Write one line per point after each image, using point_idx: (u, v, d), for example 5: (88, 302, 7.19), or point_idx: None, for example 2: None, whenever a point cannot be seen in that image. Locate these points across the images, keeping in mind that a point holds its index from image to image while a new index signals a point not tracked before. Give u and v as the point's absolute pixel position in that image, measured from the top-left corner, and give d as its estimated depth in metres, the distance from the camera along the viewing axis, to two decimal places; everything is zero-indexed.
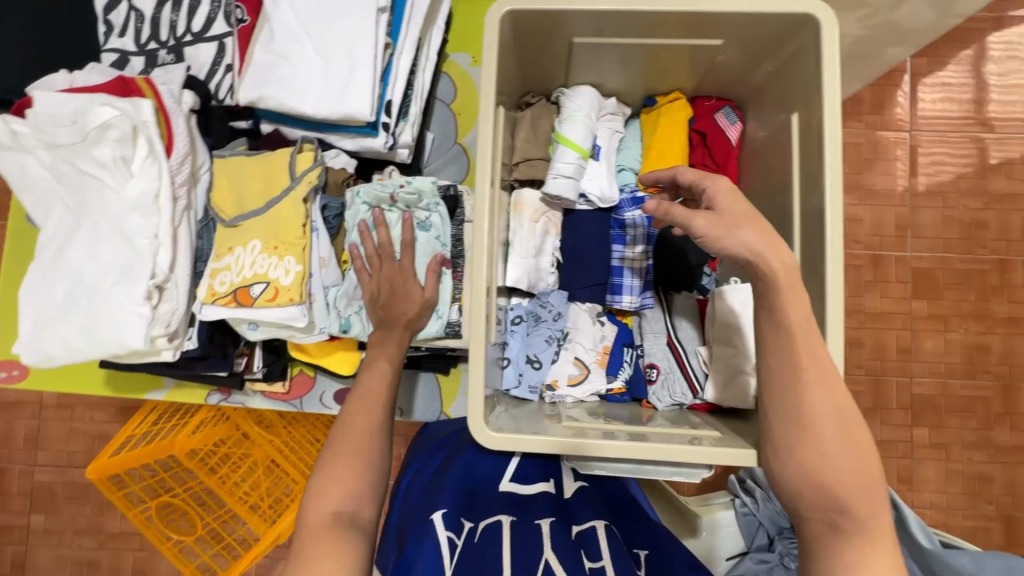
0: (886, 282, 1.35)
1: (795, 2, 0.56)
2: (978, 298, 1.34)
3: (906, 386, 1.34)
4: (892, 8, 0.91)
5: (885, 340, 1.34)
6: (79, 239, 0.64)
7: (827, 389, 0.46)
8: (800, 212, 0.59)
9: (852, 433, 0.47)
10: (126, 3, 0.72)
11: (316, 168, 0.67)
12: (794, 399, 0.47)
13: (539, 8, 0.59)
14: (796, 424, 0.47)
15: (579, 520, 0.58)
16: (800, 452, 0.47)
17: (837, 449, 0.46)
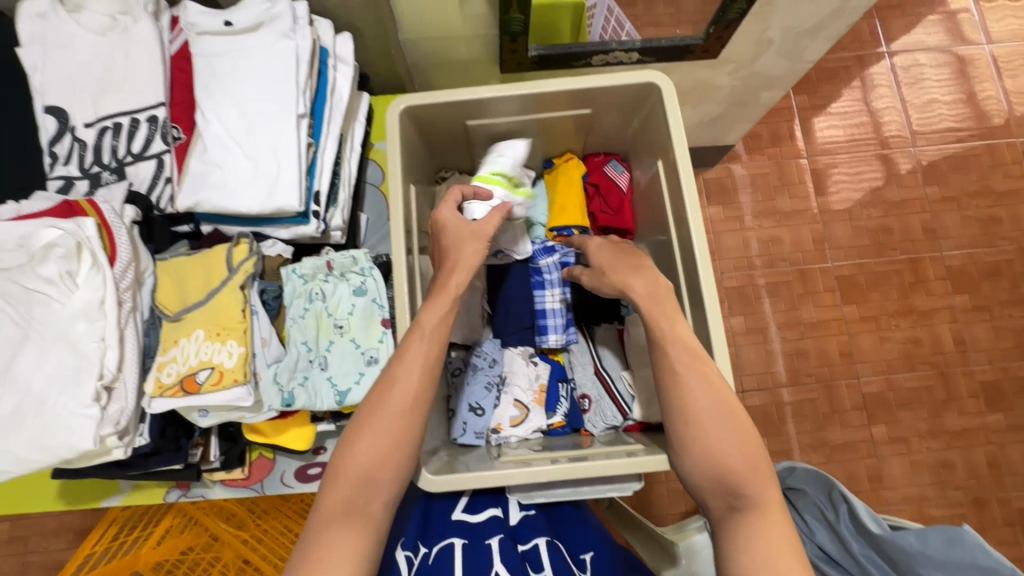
0: (816, 293, 1.47)
1: (639, 75, 0.69)
2: (900, 295, 1.47)
3: (855, 387, 1.42)
4: (754, 62, 1.08)
5: (827, 347, 1.44)
6: (25, 353, 0.67)
7: (699, 381, 0.54)
8: (676, 242, 0.69)
9: (732, 415, 0.53)
10: (69, 135, 0.80)
11: (252, 258, 0.74)
12: (674, 395, 0.55)
13: (433, 102, 0.70)
14: (680, 417, 0.54)
15: (525, 538, 0.64)
16: (688, 441, 0.53)
17: (720, 432, 0.52)
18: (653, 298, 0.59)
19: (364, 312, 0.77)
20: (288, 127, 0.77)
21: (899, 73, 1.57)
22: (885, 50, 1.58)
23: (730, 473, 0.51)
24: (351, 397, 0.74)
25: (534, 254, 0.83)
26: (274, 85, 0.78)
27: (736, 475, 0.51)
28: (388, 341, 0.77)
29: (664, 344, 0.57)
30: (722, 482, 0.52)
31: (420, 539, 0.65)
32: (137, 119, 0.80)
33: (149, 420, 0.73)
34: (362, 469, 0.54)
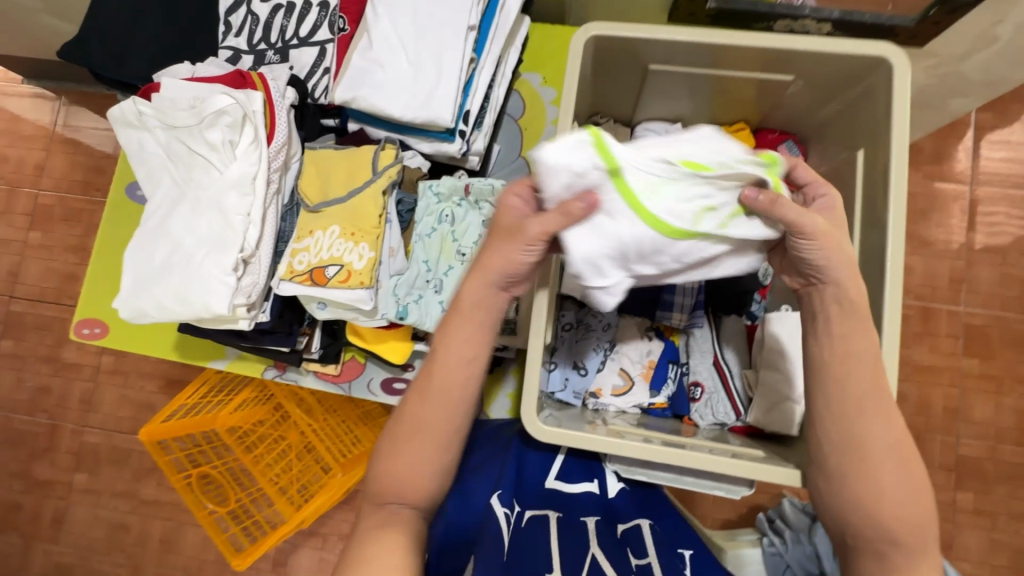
0: (935, 336, 1.31)
1: (868, 45, 0.59)
2: None
3: (951, 446, 1.29)
4: (959, 61, 0.91)
5: (931, 397, 1.30)
6: (181, 211, 0.71)
7: (883, 413, 0.50)
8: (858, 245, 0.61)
9: (905, 456, 0.50)
10: (245, 7, 0.81)
11: (396, 165, 0.73)
12: (850, 423, 0.51)
13: (620, 36, 0.64)
14: (851, 441, 0.50)
15: (624, 520, 0.62)
16: (853, 472, 0.50)
17: (893, 470, 0.49)
18: (849, 304, 0.51)
19: None
20: (455, 37, 0.73)
21: None
22: None
23: (890, 511, 0.49)
24: None
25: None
26: None
27: (896, 515, 0.49)
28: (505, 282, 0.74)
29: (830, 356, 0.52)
30: (880, 521, 0.49)
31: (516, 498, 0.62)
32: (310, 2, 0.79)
33: (274, 298, 0.75)
34: (433, 406, 0.55)
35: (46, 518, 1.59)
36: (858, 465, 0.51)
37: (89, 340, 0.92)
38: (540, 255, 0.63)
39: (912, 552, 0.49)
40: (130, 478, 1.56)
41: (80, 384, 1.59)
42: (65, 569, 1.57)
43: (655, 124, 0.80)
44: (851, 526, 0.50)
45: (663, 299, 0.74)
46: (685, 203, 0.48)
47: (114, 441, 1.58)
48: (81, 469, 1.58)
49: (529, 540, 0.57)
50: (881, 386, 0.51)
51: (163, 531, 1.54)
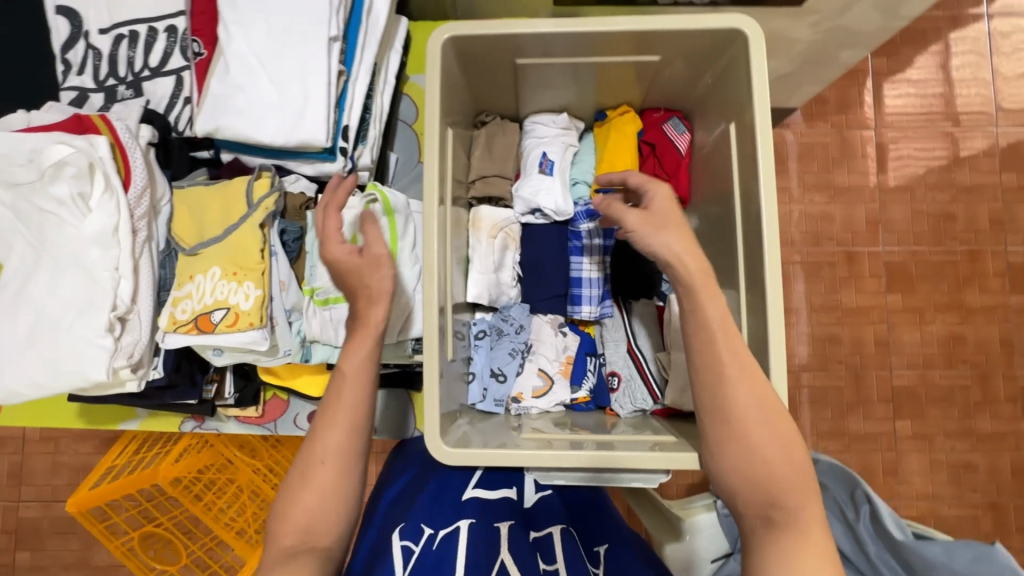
0: (860, 278, 1.37)
1: (722, 18, 0.59)
2: (951, 289, 1.37)
3: (886, 379, 1.35)
4: (838, 16, 0.94)
5: (863, 335, 1.36)
6: (40, 276, 0.65)
7: (748, 381, 0.51)
8: (740, 217, 0.62)
9: (777, 420, 0.51)
10: (84, 41, 0.73)
11: (274, 193, 0.69)
12: (718, 396, 0.51)
13: (481, 34, 0.61)
14: (720, 414, 0.51)
15: (538, 526, 0.60)
16: (726, 443, 0.51)
17: (766, 435, 0.50)
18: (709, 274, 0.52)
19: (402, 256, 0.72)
20: (317, 50, 0.70)
21: (996, 39, 1.38)
22: (985, 11, 1.38)
23: (772, 479, 0.50)
24: None
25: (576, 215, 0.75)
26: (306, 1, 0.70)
27: (775, 482, 0.50)
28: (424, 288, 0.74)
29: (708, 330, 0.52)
30: (760, 490, 0.50)
31: (425, 521, 0.60)
32: (156, 28, 0.73)
33: (164, 353, 0.70)
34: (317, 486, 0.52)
35: None
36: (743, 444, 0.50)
37: None
38: (424, 268, 0.57)
39: (807, 521, 0.49)
40: (78, 547, 1.47)
41: (6, 458, 1.48)
42: None
43: (542, 116, 0.78)
44: (737, 495, 0.51)
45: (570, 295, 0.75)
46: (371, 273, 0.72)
47: (54, 512, 1.48)
48: (21, 547, 1.47)
49: (431, 563, 0.56)
50: (743, 357, 0.52)
51: None
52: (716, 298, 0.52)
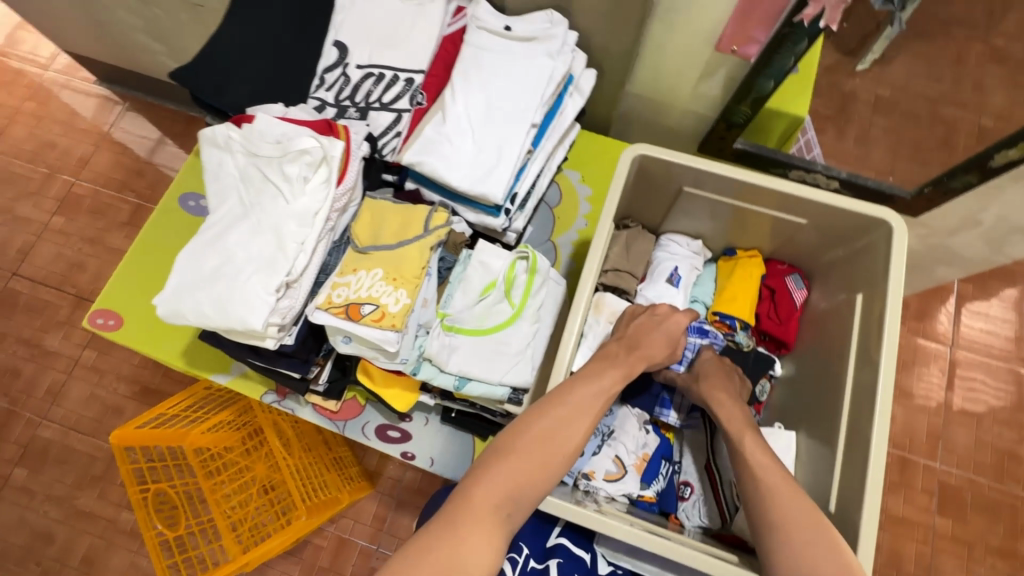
0: (911, 488, 1.34)
1: (874, 207, 0.68)
2: (1006, 535, 1.30)
3: None
4: (947, 233, 1.12)
5: (904, 550, 1.30)
6: (240, 230, 0.77)
7: (789, 498, 0.57)
8: (850, 387, 0.68)
9: (825, 534, 0.55)
10: (341, 68, 0.90)
11: (446, 227, 0.80)
12: (762, 511, 0.58)
13: (667, 159, 0.74)
14: (766, 526, 0.57)
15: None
16: (777, 554, 0.55)
17: (817, 547, 0.54)
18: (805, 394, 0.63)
19: (530, 312, 0.81)
20: (520, 130, 0.84)
21: None
22: None
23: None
24: (469, 388, 0.79)
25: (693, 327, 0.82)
26: (523, 92, 0.85)
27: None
28: (536, 347, 0.81)
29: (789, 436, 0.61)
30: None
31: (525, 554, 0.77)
32: (398, 76, 0.89)
33: (302, 324, 0.78)
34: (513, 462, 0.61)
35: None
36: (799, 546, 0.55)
37: (102, 331, 0.95)
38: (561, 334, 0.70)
39: None
40: None
41: None
42: None
43: (679, 236, 0.88)
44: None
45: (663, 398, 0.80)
46: (495, 318, 0.80)
47: None
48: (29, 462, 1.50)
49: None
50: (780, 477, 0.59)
51: None
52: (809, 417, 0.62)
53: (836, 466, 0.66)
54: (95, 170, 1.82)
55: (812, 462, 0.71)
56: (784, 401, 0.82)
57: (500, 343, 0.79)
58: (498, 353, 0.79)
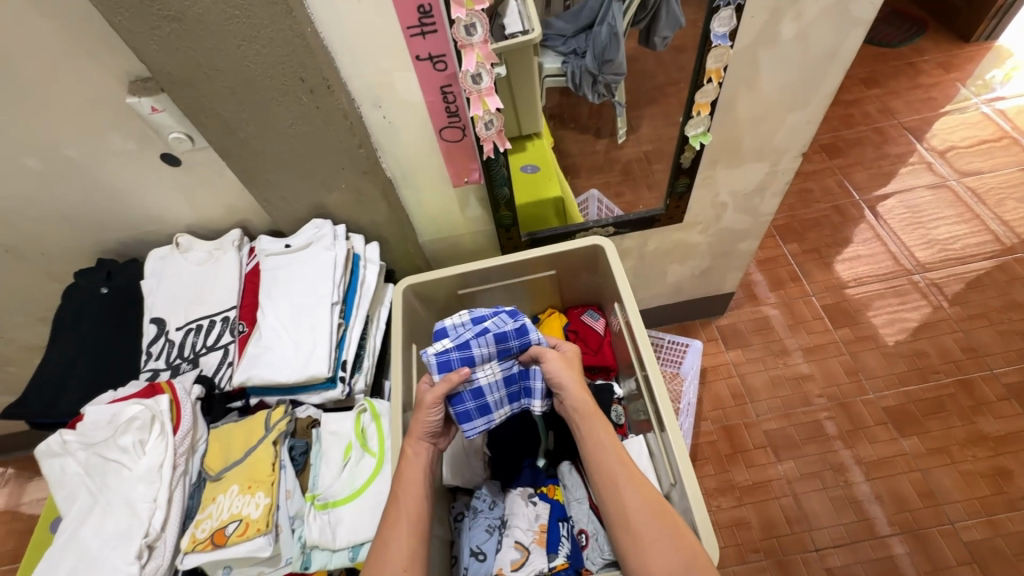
0: (867, 428, 1.68)
1: (583, 239, 0.91)
2: (965, 421, 1.66)
3: (952, 533, 1.50)
4: (717, 221, 1.44)
5: (901, 489, 1.58)
6: (91, 517, 0.78)
7: (642, 497, 0.67)
8: (642, 378, 0.82)
9: (670, 523, 0.65)
10: (163, 337, 1.02)
11: (286, 417, 0.88)
12: (622, 508, 0.67)
13: (430, 278, 0.92)
14: (629, 529, 0.66)
15: None
16: (640, 549, 0.64)
17: (653, 527, 0.65)
18: (584, 407, 0.75)
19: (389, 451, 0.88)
20: (324, 311, 0.97)
21: (884, 223, 2.08)
22: (833, 216, 2.12)
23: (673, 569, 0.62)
24: (364, 552, 0.80)
25: (468, 340, 0.77)
26: (317, 281, 1.00)
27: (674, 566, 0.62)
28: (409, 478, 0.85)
29: (597, 444, 0.73)
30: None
31: None
32: (214, 319, 1.02)
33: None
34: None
35: None
36: (637, 537, 0.65)
37: None
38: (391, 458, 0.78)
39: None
40: None
41: None
42: None
43: None
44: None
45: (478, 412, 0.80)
46: (355, 475, 0.86)
47: None
48: None
49: None
50: (631, 476, 0.70)
51: None
52: (603, 419, 0.75)
53: (664, 452, 0.77)
54: None
55: (655, 452, 0.81)
56: (635, 415, 0.90)
57: (371, 494, 0.84)
58: (372, 505, 0.83)
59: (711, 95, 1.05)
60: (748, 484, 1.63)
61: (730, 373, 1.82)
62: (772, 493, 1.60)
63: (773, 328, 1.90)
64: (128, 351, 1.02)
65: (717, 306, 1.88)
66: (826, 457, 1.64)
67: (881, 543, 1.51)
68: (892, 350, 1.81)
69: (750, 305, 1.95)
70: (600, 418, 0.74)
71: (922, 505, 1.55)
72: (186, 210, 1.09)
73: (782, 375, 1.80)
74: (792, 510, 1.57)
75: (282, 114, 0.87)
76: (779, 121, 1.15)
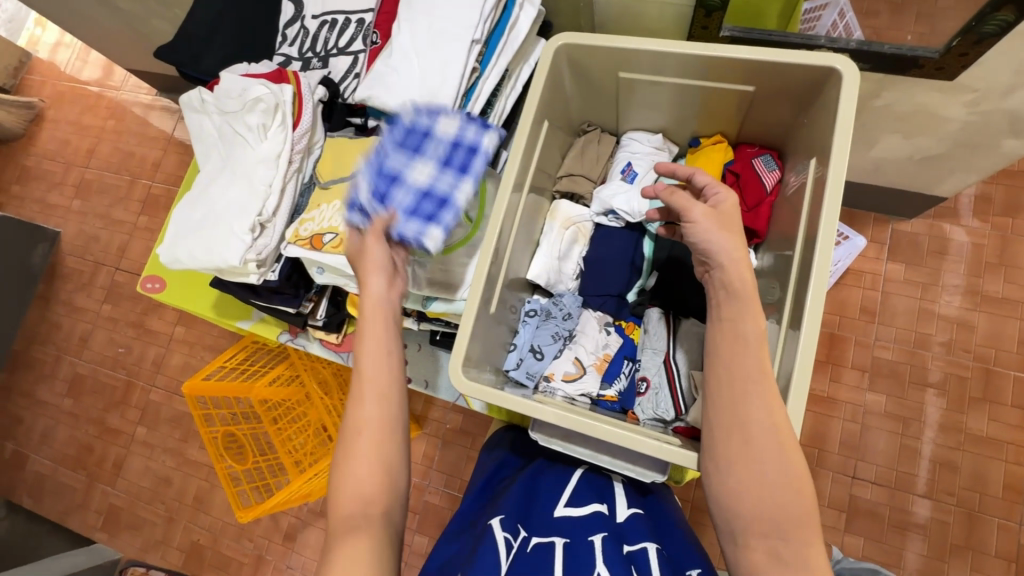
0: (998, 404, 1.43)
1: (818, 55, 0.63)
2: None
3: (1011, 532, 1.38)
4: (1003, 96, 1.00)
5: (988, 473, 1.41)
6: (220, 181, 0.85)
7: (771, 420, 0.56)
8: (798, 263, 0.66)
9: (789, 450, 0.56)
10: (299, 22, 0.95)
11: (394, 152, 0.82)
12: (742, 415, 0.57)
13: (591, 44, 0.72)
14: (737, 438, 0.57)
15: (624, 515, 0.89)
16: (743, 470, 0.56)
17: (766, 447, 0.56)
18: (745, 292, 0.61)
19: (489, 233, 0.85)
20: (461, 48, 0.83)
21: None
22: None
23: (771, 499, 0.54)
24: (434, 306, 0.86)
25: None
26: (463, 7, 0.83)
27: (773, 495, 0.54)
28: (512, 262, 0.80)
29: (741, 337, 0.59)
30: (750, 502, 0.55)
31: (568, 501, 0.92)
32: (350, 19, 0.92)
33: (284, 262, 0.87)
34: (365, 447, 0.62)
35: (108, 462, 1.87)
36: (738, 449, 0.57)
37: (150, 292, 1.10)
38: (483, 246, 0.69)
39: (795, 533, 0.54)
40: (180, 438, 1.82)
41: (156, 348, 1.90)
42: (115, 511, 1.82)
43: (639, 134, 0.86)
44: (733, 501, 0.56)
45: (422, 219, 0.76)
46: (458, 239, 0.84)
47: (174, 401, 1.86)
48: (143, 423, 1.86)
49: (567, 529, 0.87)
50: (766, 391, 0.57)
51: (197, 490, 1.77)
52: (756, 311, 0.60)
53: (781, 348, 0.66)
54: (165, 171, 2.01)
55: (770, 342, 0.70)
56: (762, 297, 0.77)
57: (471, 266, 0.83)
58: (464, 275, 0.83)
59: None
60: (820, 395, 1.53)
61: (873, 286, 1.54)
62: (841, 413, 1.50)
63: (962, 258, 1.51)
64: (266, 27, 0.97)
65: (911, 208, 1.49)
66: (926, 410, 1.46)
67: (929, 504, 1.42)
68: None
69: (953, 221, 1.53)
70: (757, 310, 0.59)
71: (1000, 495, 1.40)
72: None
73: (935, 313, 1.50)
74: (850, 436, 1.49)
75: None
76: None
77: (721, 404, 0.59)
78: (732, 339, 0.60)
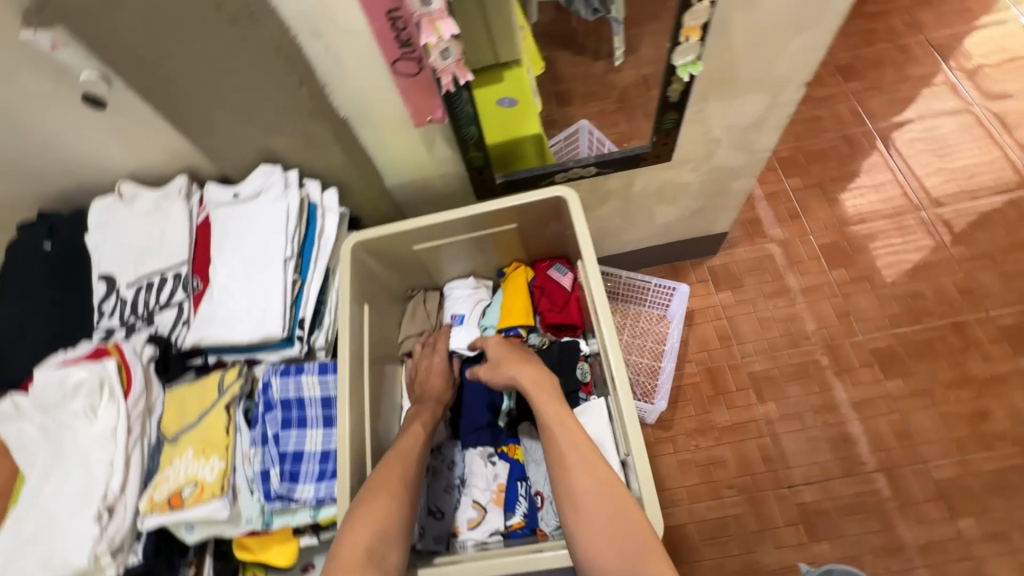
0: (852, 370, 1.67)
1: (545, 191, 0.83)
2: (951, 364, 1.65)
3: (924, 472, 1.53)
4: (709, 158, 1.33)
5: (879, 430, 1.59)
6: (50, 480, 0.78)
7: (594, 481, 0.66)
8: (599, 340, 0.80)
9: (619, 502, 0.65)
10: (115, 294, 0.98)
11: (240, 379, 0.86)
12: (571, 487, 0.67)
13: (378, 236, 0.86)
14: (576, 508, 0.65)
15: None
16: (591, 536, 0.63)
17: (599, 507, 0.64)
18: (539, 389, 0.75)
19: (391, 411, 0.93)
20: (277, 267, 0.92)
21: (895, 154, 1.94)
22: (842, 147, 1.98)
23: (619, 551, 0.62)
24: (325, 512, 0.82)
25: None
26: (268, 234, 0.94)
27: (619, 546, 0.62)
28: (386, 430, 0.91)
29: (548, 424, 0.72)
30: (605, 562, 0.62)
31: None
32: (165, 275, 0.97)
33: (145, 537, 0.80)
34: None
35: None
36: (579, 518, 0.65)
37: None
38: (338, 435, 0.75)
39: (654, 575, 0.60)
40: None
41: None
42: None
43: (457, 282, 1.01)
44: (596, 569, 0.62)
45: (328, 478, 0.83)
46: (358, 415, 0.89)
47: None
48: None
49: None
50: (583, 458, 0.68)
51: None
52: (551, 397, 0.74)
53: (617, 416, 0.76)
54: None
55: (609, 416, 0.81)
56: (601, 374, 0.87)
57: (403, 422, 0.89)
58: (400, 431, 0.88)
59: (701, 18, 0.92)
60: (728, 424, 1.65)
61: (718, 316, 1.79)
62: (750, 433, 1.62)
63: (766, 269, 1.83)
64: None
65: (710, 247, 1.81)
66: (808, 399, 1.65)
67: (855, 480, 1.54)
68: (887, 291, 1.76)
69: (744, 245, 1.87)
70: (548, 401, 0.73)
71: (898, 445, 1.57)
72: (126, 156, 1.01)
73: (772, 317, 1.76)
74: (768, 450, 1.60)
75: (204, 48, 0.78)
76: (781, 46, 1.02)
77: (558, 485, 0.68)
78: (545, 427, 0.72)
